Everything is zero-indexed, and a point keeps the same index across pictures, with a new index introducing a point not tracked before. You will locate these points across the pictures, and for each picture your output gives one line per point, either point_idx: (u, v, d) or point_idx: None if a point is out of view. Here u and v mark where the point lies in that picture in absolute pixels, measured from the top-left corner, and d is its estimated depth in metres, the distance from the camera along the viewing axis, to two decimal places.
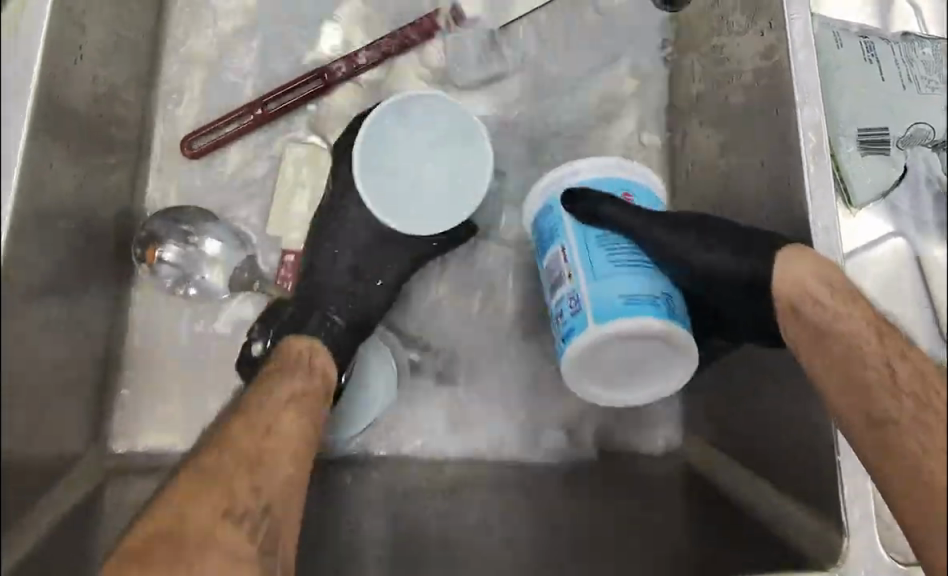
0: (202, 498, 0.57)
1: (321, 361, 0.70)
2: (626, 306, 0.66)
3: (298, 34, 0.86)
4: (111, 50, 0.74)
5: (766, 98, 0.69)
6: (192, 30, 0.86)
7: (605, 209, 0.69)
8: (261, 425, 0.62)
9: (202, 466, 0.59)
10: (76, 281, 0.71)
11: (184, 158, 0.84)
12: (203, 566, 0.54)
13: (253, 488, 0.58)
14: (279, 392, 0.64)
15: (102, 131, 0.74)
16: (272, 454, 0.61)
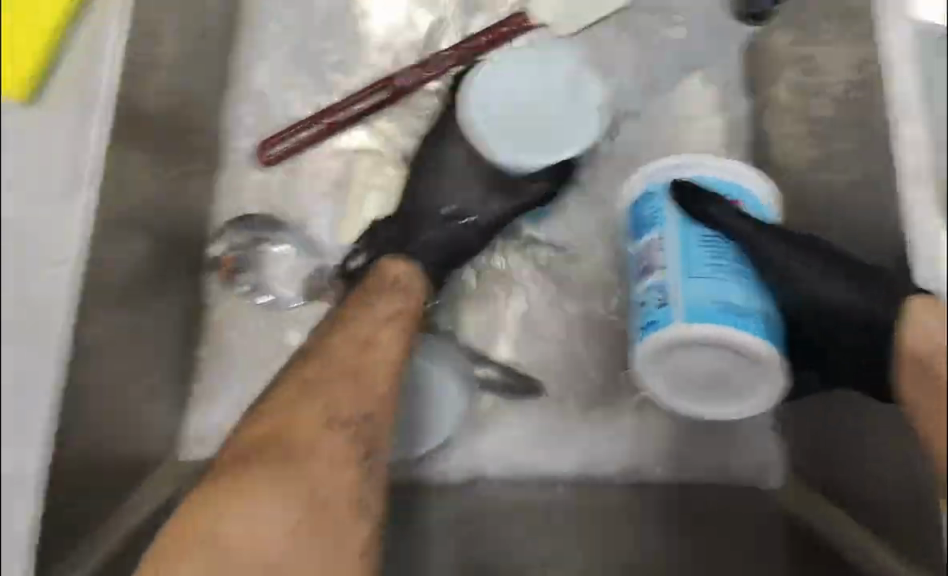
0: (305, 408, 0.61)
1: (415, 286, 0.69)
2: (719, 313, 0.60)
3: (369, 46, 0.86)
4: (185, 60, 0.75)
5: (858, 113, 0.63)
6: (263, 42, 0.86)
7: (716, 210, 0.63)
8: (362, 338, 0.64)
9: (306, 375, 0.63)
10: (157, 287, 0.72)
11: (259, 166, 0.83)
12: (306, 471, 0.58)
13: (353, 398, 0.61)
14: (376, 305, 0.65)
15: (178, 140, 0.75)
16: (370, 366, 0.63)
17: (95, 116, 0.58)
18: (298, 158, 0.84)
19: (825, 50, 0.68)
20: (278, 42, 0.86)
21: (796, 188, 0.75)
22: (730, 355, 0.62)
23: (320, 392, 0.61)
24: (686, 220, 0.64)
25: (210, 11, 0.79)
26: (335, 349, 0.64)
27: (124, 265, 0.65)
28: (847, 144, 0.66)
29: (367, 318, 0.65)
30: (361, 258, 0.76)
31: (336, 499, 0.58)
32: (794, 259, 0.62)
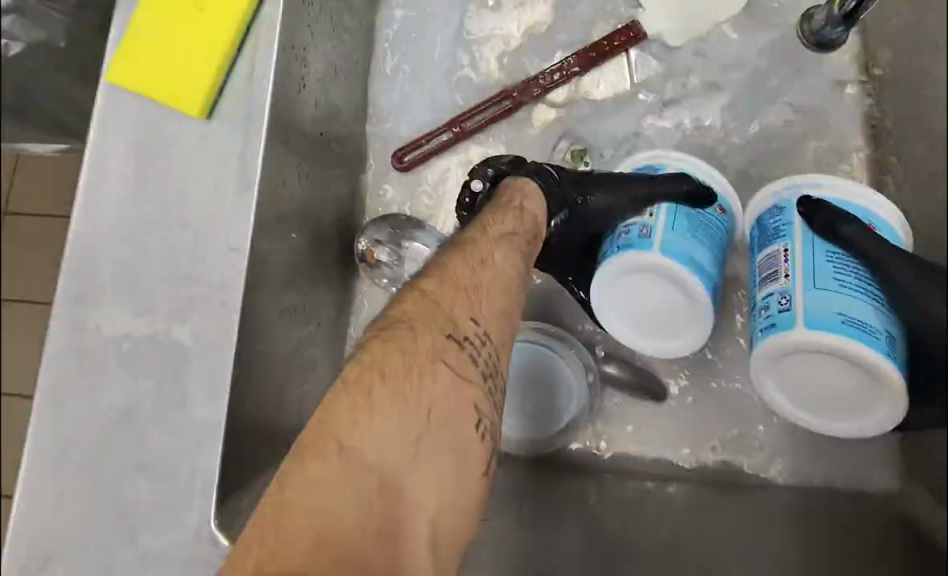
0: (423, 318, 0.51)
1: (531, 207, 0.64)
2: (844, 327, 0.61)
3: (498, 60, 0.93)
4: (331, 76, 0.83)
5: None
6: (399, 60, 0.94)
7: (847, 230, 0.63)
8: (476, 256, 0.57)
9: (423, 287, 0.54)
10: (314, 277, 0.80)
11: (394, 169, 0.91)
12: (432, 397, 0.49)
13: (473, 316, 0.54)
14: (504, 226, 0.61)
15: (328, 147, 0.83)
16: (486, 288, 0.56)
17: (256, 129, 0.66)
18: (431, 166, 0.91)
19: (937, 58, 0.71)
20: (410, 57, 0.94)
21: (916, 190, 0.77)
22: (849, 364, 0.63)
23: (441, 304, 0.53)
24: (813, 236, 0.65)
25: (352, 31, 0.87)
26: (448, 265, 0.56)
27: (287, 255, 0.73)
28: None
29: (487, 236, 0.59)
30: (481, 180, 0.69)
31: (457, 424, 0.50)
32: (925, 279, 0.62)
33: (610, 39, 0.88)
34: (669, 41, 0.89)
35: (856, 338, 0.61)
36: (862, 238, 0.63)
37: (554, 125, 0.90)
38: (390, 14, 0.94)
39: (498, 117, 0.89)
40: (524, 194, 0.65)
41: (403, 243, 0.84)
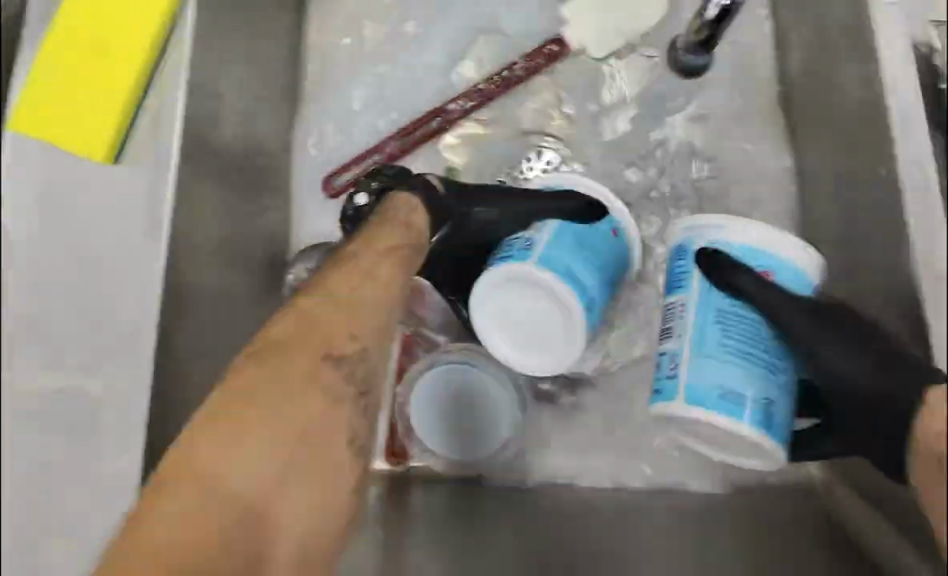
0: (299, 340, 0.57)
1: (416, 222, 0.65)
2: (720, 399, 0.60)
3: (419, 79, 0.92)
4: (251, 106, 0.82)
5: (875, 121, 0.70)
6: (319, 82, 0.92)
7: (742, 279, 0.62)
8: (359, 271, 0.61)
9: (304, 307, 0.59)
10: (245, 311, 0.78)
11: (326, 196, 0.89)
12: (301, 417, 0.55)
13: (353, 333, 0.59)
14: (382, 245, 0.62)
15: (250, 177, 0.82)
16: (368, 298, 0.60)
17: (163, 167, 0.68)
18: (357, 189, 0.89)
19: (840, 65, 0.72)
20: (335, 82, 0.92)
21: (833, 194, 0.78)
22: (729, 434, 0.62)
23: (319, 323, 0.58)
24: (710, 288, 0.64)
25: (273, 60, 0.86)
26: (332, 283, 0.60)
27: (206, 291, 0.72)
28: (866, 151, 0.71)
29: (367, 252, 0.62)
30: (367, 194, 0.69)
31: (327, 440, 0.56)
32: (836, 342, 0.59)
33: (534, 57, 0.89)
34: (593, 53, 0.89)
35: (727, 414, 0.60)
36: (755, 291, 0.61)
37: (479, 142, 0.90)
38: (314, 41, 0.93)
39: (425, 138, 0.88)
40: (409, 207, 0.65)
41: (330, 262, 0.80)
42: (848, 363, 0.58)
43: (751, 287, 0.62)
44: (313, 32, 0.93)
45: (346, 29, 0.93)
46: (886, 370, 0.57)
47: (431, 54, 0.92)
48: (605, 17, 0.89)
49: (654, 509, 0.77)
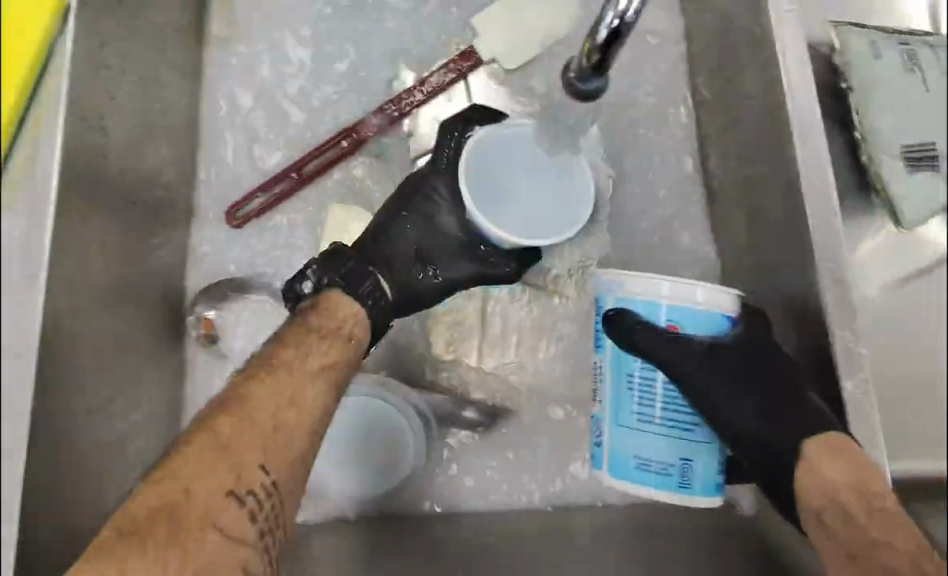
0: (207, 471, 0.54)
1: (357, 332, 0.67)
2: (637, 469, 0.65)
3: (323, 99, 0.89)
4: (144, 138, 0.78)
5: (778, 132, 0.66)
6: (218, 102, 0.88)
7: (641, 339, 0.63)
8: (285, 393, 0.60)
9: (217, 429, 0.56)
10: (137, 362, 0.76)
11: (232, 227, 0.86)
12: (197, 556, 0.51)
13: (263, 465, 0.56)
14: (320, 353, 0.63)
15: (146, 217, 0.79)
16: (287, 428, 0.58)
17: (39, 202, 0.64)
18: (262, 218, 0.87)
19: (743, 78, 0.70)
20: (238, 105, 0.88)
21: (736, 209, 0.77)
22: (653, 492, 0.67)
23: (231, 452, 0.56)
24: (622, 354, 0.65)
25: (168, 84, 0.82)
26: (254, 406, 0.58)
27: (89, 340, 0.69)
28: (767, 164, 0.68)
29: (299, 368, 0.62)
30: (312, 280, 0.68)
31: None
32: (730, 387, 0.64)
33: (448, 69, 0.86)
34: (506, 67, 0.87)
35: (655, 488, 0.65)
36: (660, 347, 0.63)
37: (386, 164, 0.88)
38: (213, 59, 0.89)
39: (337, 159, 0.87)
40: (339, 310, 0.66)
41: (240, 304, 0.85)
42: (746, 416, 0.64)
43: (656, 346, 0.63)
44: (211, 50, 0.89)
45: (247, 46, 0.89)
46: (778, 407, 0.64)
47: (335, 74, 0.89)
48: (517, 31, 0.87)
49: (570, 535, 0.77)
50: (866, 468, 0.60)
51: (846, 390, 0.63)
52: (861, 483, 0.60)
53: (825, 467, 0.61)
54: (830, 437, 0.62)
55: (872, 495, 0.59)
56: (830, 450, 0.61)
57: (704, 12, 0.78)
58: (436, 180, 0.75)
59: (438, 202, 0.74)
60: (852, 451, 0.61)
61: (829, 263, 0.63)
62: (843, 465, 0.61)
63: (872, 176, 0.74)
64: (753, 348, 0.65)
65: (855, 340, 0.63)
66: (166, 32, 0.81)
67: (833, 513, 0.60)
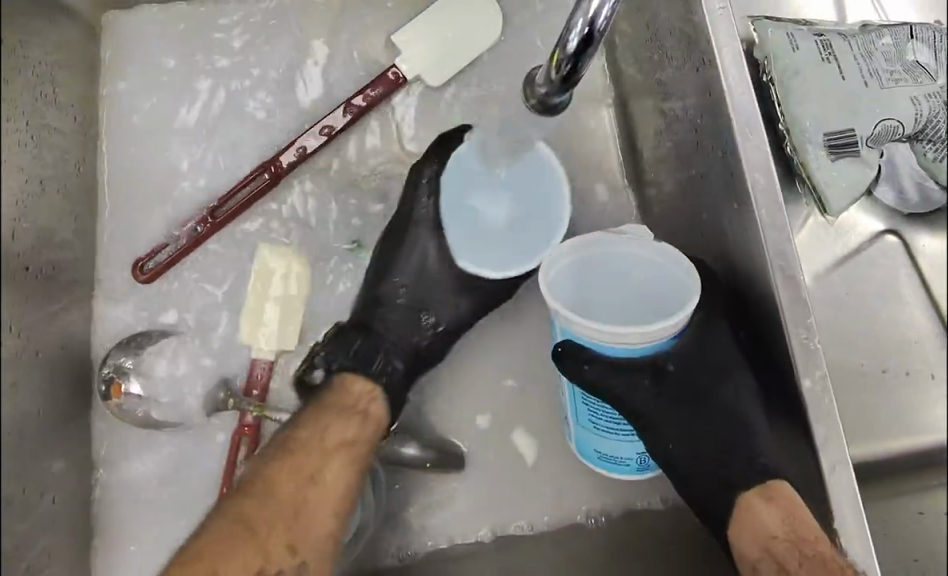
0: (234, 555, 0.61)
1: (374, 410, 0.72)
2: (600, 461, 0.71)
3: (232, 137, 0.84)
4: (36, 193, 0.72)
5: (712, 135, 0.65)
6: (116, 151, 0.83)
7: (589, 371, 0.61)
8: (306, 472, 0.66)
9: (241, 510, 0.63)
10: (39, 434, 0.71)
11: (139, 282, 0.80)
12: None
13: (288, 545, 0.63)
14: (342, 432, 0.68)
15: (45, 275, 0.73)
16: (311, 508, 0.64)
17: None
18: (175, 268, 0.81)
19: (674, 77, 0.69)
20: (142, 147, 0.84)
21: (671, 212, 0.76)
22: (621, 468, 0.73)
23: (257, 535, 0.62)
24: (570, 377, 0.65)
25: (55, 133, 0.76)
26: (274, 488, 0.65)
27: None
28: (704, 164, 0.67)
29: (318, 447, 0.67)
30: (321, 368, 0.74)
31: None
32: (670, 406, 0.64)
33: (368, 91, 0.82)
34: (430, 83, 0.83)
35: (612, 470, 0.72)
36: (612, 379, 0.61)
37: (306, 199, 0.83)
38: (109, 106, 0.84)
39: (249, 202, 0.81)
40: (355, 395, 0.72)
41: (153, 366, 0.78)
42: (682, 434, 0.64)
43: (601, 374, 0.61)
44: (108, 91, 0.84)
45: (149, 85, 0.85)
46: (711, 433, 0.64)
47: (242, 110, 0.85)
48: (441, 41, 0.82)
49: None
50: (800, 515, 0.59)
51: (803, 387, 0.59)
52: (792, 533, 0.58)
53: (762, 516, 0.61)
54: (768, 488, 0.62)
55: (806, 544, 0.57)
56: (767, 501, 0.61)
57: (620, 16, 0.77)
58: (419, 233, 0.77)
59: (421, 255, 0.77)
60: (786, 499, 0.61)
61: (780, 261, 0.60)
62: (777, 516, 0.60)
63: (797, 164, 0.74)
64: (696, 363, 0.64)
65: (810, 336, 0.59)
66: (51, 72, 0.75)
67: (768, 563, 0.59)
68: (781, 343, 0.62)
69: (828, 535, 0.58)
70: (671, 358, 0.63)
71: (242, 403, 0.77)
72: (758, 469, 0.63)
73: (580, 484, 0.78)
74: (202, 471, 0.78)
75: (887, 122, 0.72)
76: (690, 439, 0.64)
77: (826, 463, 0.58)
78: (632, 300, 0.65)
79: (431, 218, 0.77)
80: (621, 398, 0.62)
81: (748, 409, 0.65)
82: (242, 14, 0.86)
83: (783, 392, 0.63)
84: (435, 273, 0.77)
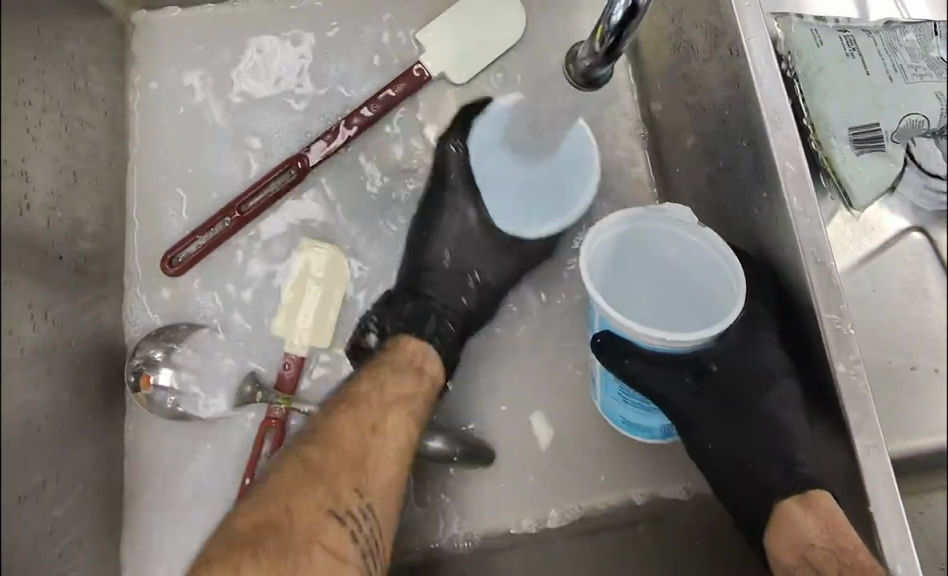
0: (307, 493, 0.62)
1: (430, 367, 0.73)
2: (624, 425, 0.74)
3: (260, 133, 0.85)
4: (69, 185, 0.74)
5: (740, 125, 0.65)
6: (147, 147, 0.85)
7: (633, 363, 0.62)
8: (367, 421, 0.67)
9: (307, 456, 0.64)
10: (71, 422, 0.71)
11: (169, 275, 0.81)
12: (306, 566, 0.58)
13: (357, 489, 0.64)
14: (401, 384, 0.70)
15: (77, 267, 0.74)
16: (373, 457, 0.66)
17: None
18: (203, 262, 0.82)
19: (700, 69, 0.70)
20: (172, 144, 0.85)
21: (697, 205, 0.76)
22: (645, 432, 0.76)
23: (326, 478, 0.63)
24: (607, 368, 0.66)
25: (87, 128, 0.78)
26: (341, 435, 0.66)
27: (26, 408, 0.65)
28: (731, 154, 0.68)
29: (377, 399, 0.68)
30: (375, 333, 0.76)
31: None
32: (708, 405, 0.65)
33: (394, 86, 0.83)
34: (455, 80, 0.84)
35: (631, 432, 0.74)
36: (651, 372, 0.63)
37: (333, 193, 0.84)
38: (138, 104, 0.85)
39: (281, 192, 0.82)
40: (409, 350, 0.73)
41: (181, 359, 0.78)
42: (718, 435, 0.65)
43: (641, 368, 0.63)
44: (139, 88, 0.86)
45: (180, 83, 0.87)
46: (753, 444, 0.64)
47: (269, 107, 0.86)
48: (463, 41, 0.84)
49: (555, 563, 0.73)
50: (839, 525, 0.57)
51: (836, 372, 0.59)
52: (830, 542, 0.57)
53: (800, 525, 0.60)
54: (808, 495, 0.61)
55: (846, 554, 0.56)
56: (805, 508, 0.60)
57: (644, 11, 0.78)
58: (457, 198, 0.79)
59: (461, 222, 0.78)
60: (825, 506, 0.59)
61: (811, 247, 0.60)
62: (815, 524, 0.58)
63: (822, 159, 0.75)
64: (741, 371, 0.65)
65: (843, 321, 0.59)
66: (84, 66, 0.77)
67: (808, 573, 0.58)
68: (818, 347, 0.61)
69: (868, 546, 0.56)
70: (714, 358, 0.65)
71: (269, 395, 0.77)
72: (798, 477, 0.62)
73: (607, 477, 0.78)
74: (230, 462, 0.79)
75: (912, 116, 0.72)
76: (730, 449, 0.65)
77: (860, 448, 0.57)
78: (668, 281, 0.69)
79: (463, 180, 0.79)
80: (659, 393, 0.64)
81: (791, 422, 0.63)
82: (270, 15, 0.88)
83: (823, 402, 0.62)
84: (477, 235, 0.78)
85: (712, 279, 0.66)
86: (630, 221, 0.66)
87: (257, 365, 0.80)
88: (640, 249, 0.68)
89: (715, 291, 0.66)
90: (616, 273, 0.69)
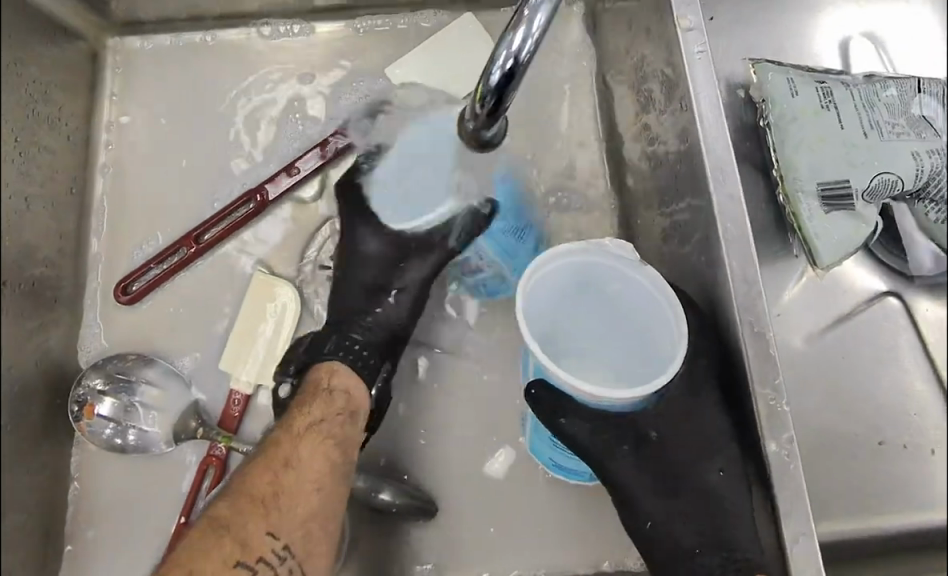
0: (209, 555, 0.58)
1: (338, 381, 0.70)
2: (554, 464, 0.71)
3: (226, 163, 0.85)
4: (19, 207, 0.74)
5: (689, 179, 0.62)
6: (112, 172, 0.85)
7: (566, 420, 0.62)
8: (279, 459, 0.65)
9: (215, 514, 0.61)
10: (6, 442, 0.71)
11: (123, 304, 0.81)
12: None
13: (271, 532, 0.61)
14: (310, 415, 0.68)
15: (26, 290, 0.74)
16: (288, 491, 0.63)
17: None
18: (158, 290, 0.81)
19: (658, 118, 0.67)
20: (138, 169, 0.85)
21: (654, 259, 0.73)
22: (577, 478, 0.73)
23: (233, 530, 0.60)
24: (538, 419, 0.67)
25: (46, 151, 0.78)
26: (249, 482, 0.63)
27: None
28: (683, 210, 0.65)
29: (286, 434, 0.66)
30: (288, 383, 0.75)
31: None
32: (646, 469, 0.63)
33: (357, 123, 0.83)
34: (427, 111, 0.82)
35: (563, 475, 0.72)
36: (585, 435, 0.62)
37: (292, 227, 0.83)
38: (107, 128, 0.86)
39: (241, 224, 0.82)
40: (327, 374, 0.71)
41: (124, 390, 0.77)
42: (652, 504, 0.63)
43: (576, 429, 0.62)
44: (111, 113, 0.86)
45: (150, 111, 0.86)
46: (692, 519, 0.61)
47: (236, 137, 0.85)
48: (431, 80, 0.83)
49: None
50: None
51: (767, 452, 0.55)
52: None
53: None
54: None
55: None
56: None
57: (614, 57, 0.76)
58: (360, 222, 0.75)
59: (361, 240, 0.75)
60: None
61: (749, 316, 0.57)
62: None
63: (789, 214, 0.71)
64: (682, 438, 0.62)
65: (779, 398, 0.56)
66: (47, 90, 0.78)
67: None
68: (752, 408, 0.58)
69: None
70: (653, 424, 0.63)
71: (211, 431, 0.75)
72: (738, 563, 0.58)
73: (550, 536, 0.74)
74: (168, 497, 0.77)
75: (885, 176, 0.69)
76: (670, 522, 0.62)
77: (788, 534, 0.53)
78: (605, 307, 0.66)
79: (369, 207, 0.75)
80: (595, 458, 0.63)
81: (731, 496, 0.60)
82: (243, 46, 0.88)
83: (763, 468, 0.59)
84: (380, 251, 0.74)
85: (650, 312, 0.63)
86: (572, 251, 0.62)
87: (202, 399, 0.79)
88: (581, 280, 0.64)
89: (656, 330, 0.63)
90: (554, 309, 0.65)
